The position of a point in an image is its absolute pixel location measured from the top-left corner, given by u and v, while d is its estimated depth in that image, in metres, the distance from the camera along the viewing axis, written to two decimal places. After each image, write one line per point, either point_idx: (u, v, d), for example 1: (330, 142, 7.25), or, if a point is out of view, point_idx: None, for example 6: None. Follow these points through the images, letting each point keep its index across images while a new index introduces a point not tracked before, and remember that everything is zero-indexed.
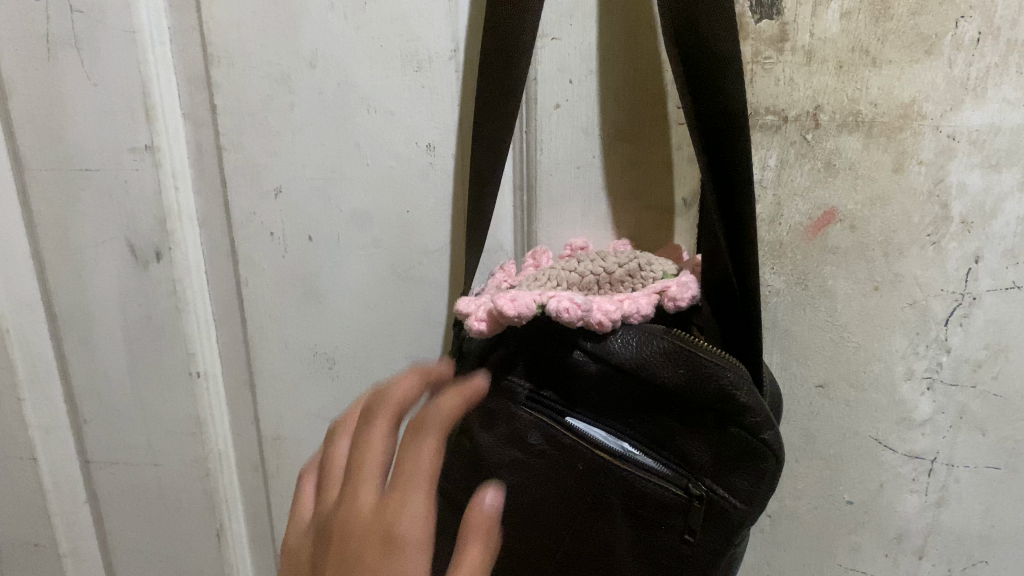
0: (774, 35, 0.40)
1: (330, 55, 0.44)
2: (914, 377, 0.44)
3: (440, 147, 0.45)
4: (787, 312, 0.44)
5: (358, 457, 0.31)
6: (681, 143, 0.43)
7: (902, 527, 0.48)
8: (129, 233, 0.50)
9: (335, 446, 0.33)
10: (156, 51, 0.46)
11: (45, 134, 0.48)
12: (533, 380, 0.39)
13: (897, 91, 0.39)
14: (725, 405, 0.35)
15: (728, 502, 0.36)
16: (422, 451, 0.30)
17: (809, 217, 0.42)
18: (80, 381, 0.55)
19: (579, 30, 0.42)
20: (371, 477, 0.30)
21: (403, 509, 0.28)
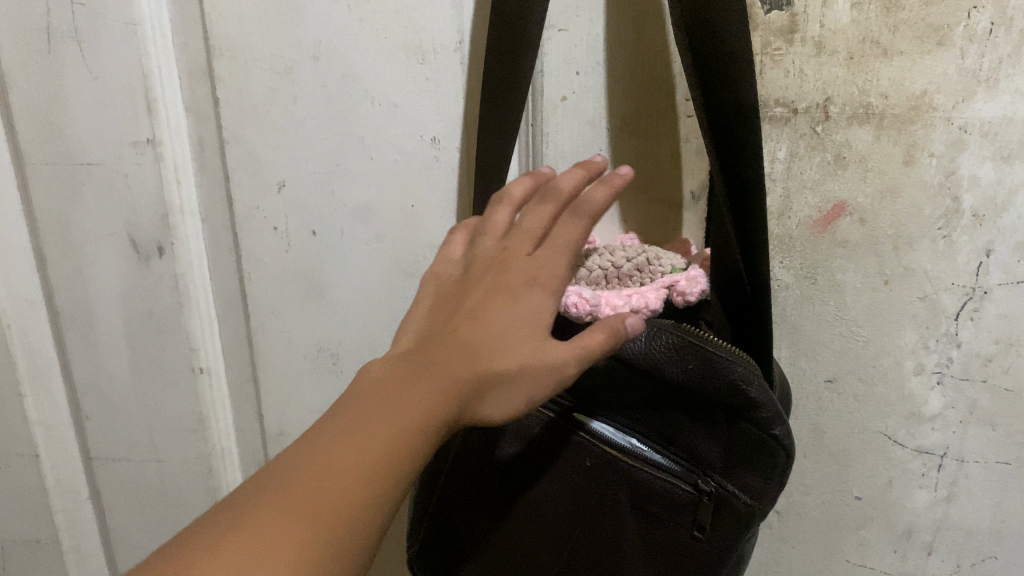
0: (784, 25, 0.40)
1: (333, 47, 0.43)
2: (924, 371, 0.44)
3: (445, 139, 0.45)
4: (796, 306, 0.45)
5: (511, 231, 0.31)
6: (688, 135, 0.43)
7: (911, 522, 0.47)
8: (131, 228, 0.49)
9: (499, 206, 0.32)
10: (157, 44, 0.45)
11: (45, 129, 0.47)
12: None
13: (908, 82, 0.39)
14: (736, 401, 0.34)
15: (737, 498, 0.36)
16: (573, 232, 0.30)
17: (819, 210, 0.42)
18: (82, 377, 0.55)
19: (586, 20, 0.41)
20: (528, 236, 0.30)
21: (532, 306, 0.29)
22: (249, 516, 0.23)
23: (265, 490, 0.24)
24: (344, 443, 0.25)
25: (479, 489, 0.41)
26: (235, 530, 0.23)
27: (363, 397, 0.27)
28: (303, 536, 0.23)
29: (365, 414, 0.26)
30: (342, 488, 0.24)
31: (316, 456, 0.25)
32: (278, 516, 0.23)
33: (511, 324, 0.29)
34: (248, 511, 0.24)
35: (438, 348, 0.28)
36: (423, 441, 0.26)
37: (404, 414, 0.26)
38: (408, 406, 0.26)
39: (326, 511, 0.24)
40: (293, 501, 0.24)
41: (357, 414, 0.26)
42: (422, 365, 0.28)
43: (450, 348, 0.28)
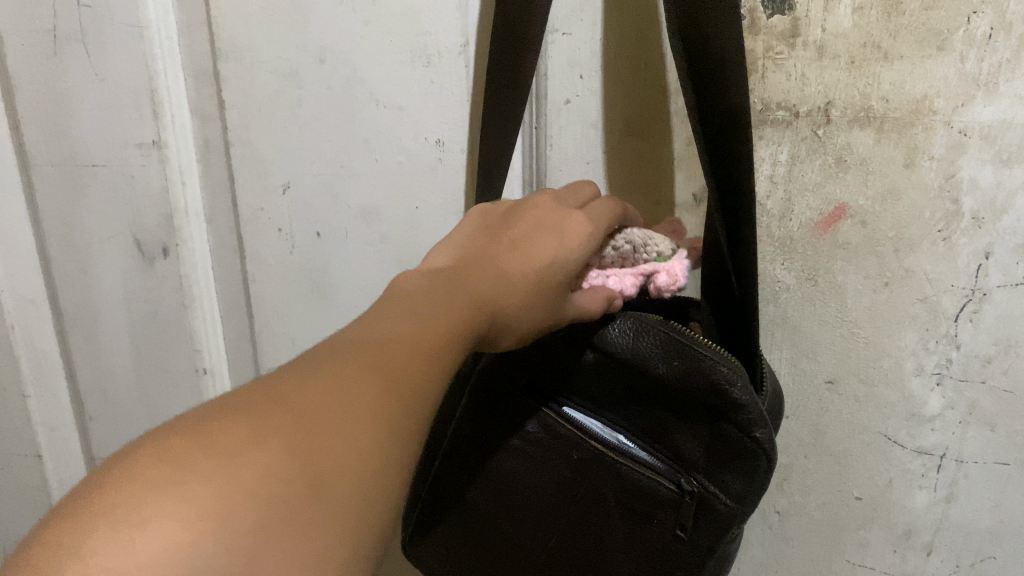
0: (785, 30, 0.40)
1: (337, 50, 0.44)
2: (924, 373, 0.44)
3: (449, 141, 0.44)
4: (797, 307, 0.45)
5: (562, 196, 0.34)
6: (688, 139, 0.42)
7: (911, 522, 0.48)
8: (135, 229, 0.49)
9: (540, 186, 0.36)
10: (163, 46, 0.45)
11: (50, 130, 0.47)
12: (530, 368, 0.38)
13: (909, 86, 0.39)
14: (719, 400, 0.33)
15: (717, 499, 0.35)
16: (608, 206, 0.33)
17: (820, 212, 0.42)
18: (86, 377, 0.55)
19: (589, 24, 0.41)
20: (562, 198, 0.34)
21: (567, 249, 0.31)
22: (334, 380, 0.22)
23: (345, 358, 0.23)
24: (409, 340, 0.25)
25: (471, 477, 0.40)
26: (326, 388, 0.22)
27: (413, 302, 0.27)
28: (388, 408, 0.23)
29: (425, 317, 0.26)
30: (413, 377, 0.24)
31: (388, 345, 0.24)
32: (366, 385, 0.23)
33: (535, 254, 0.31)
34: (334, 373, 0.22)
35: (479, 271, 0.30)
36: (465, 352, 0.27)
37: (452, 323, 0.27)
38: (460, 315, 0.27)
39: (404, 388, 0.24)
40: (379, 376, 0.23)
41: (412, 317, 0.26)
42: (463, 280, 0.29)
43: (491, 273, 0.30)
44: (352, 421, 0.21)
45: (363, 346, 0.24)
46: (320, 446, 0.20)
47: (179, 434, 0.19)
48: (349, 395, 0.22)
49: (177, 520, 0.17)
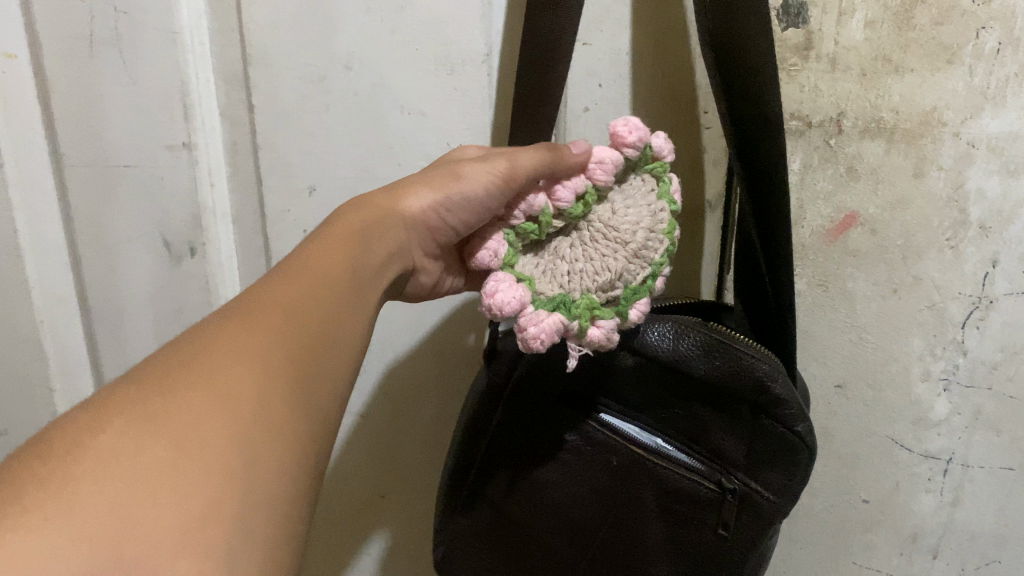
0: (799, 43, 0.41)
1: (365, 57, 0.45)
2: (931, 378, 0.45)
3: (470, 147, 0.46)
4: (808, 312, 0.46)
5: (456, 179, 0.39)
6: (709, 145, 0.45)
7: (917, 526, 0.49)
8: (164, 228, 0.52)
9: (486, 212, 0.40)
10: (196, 53, 0.49)
11: (82, 130, 0.47)
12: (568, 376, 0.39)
13: (919, 98, 0.40)
14: (760, 397, 0.36)
15: (760, 495, 0.38)
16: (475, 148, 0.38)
17: (831, 221, 0.44)
18: (111, 374, 0.56)
19: (609, 33, 0.42)
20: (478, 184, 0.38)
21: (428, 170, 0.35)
22: (209, 364, 0.24)
23: (220, 341, 0.25)
24: (284, 305, 0.27)
25: (508, 488, 0.41)
26: (203, 373, 0.24)
27: (291, 276, 0.29)
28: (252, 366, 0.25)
29: (298, 287, 0.28)
30: (295, 340, 0.26)
31: (263, 315, 0.26)
32: (242, 359, 0.24)
33: (399, 192, 0.34)
34: (208, 358, 0.24)
35: (345, 226, 0.32)
36: (356, 316, 0.30)
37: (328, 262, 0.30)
38: (348, 278, 0.30)
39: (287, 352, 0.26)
40: (259, 348, 0.25)
41: (287, 286, 0.28)
42: (346, 238, 0.31)
43: (359, 219, 0.32)
44: (230, 398, 0.23)
45: (236, 324, 0.26)
46: (191, 434, 0.22)
47: (52, 451, 0.21)
48: (225, 374, 0.24)
49: (72, 526, 0.19)
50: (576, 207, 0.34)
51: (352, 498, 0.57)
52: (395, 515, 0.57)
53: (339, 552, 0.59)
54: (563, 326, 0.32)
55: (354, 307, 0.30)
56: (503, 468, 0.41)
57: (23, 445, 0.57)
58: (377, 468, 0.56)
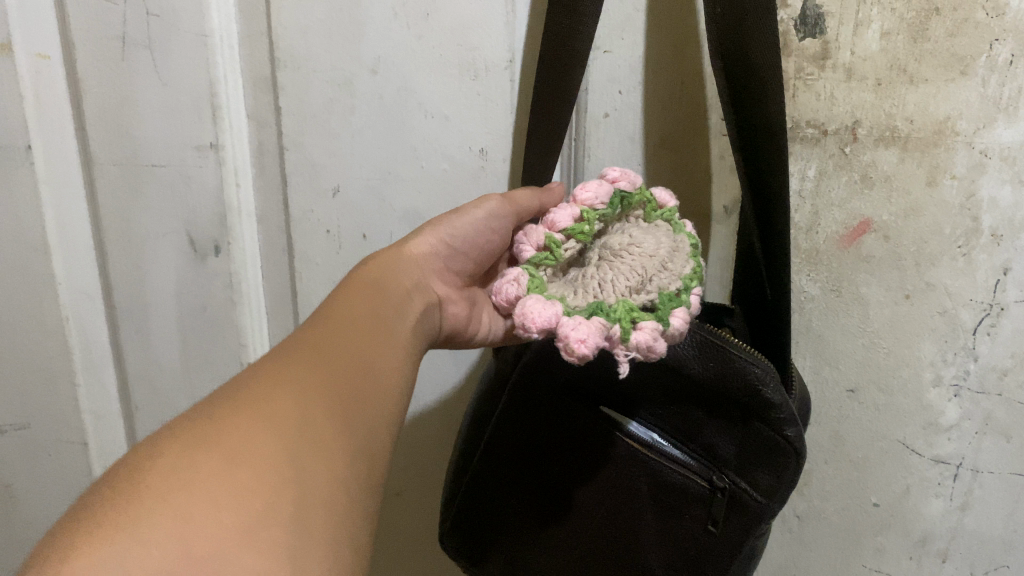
0: (816, 52, 0.43)
1: (390, 62, 0.46)
2: (942, 384, 0.46)
3: (491, 151, 0.47)
4: (821, 317, 0.47)
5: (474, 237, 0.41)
6: (722, 153, 0.45)
7: (927, 530, 0.49)
8: (191, 226, 0.52)
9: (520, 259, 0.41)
10: (224, 54, 0.48)
11: (113, 130, 0.50)
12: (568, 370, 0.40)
13: (933, 108, 0.41)
14: (752, 400, 0.36)
15: (749, 494, 0.38)
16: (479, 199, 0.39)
17: (845, 227, 0.45)
18: (135, 369, 0.57)
19: (630, 42, 0.44)
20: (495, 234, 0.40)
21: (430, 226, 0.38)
22: (261, 400, 0.26)
23: (270, 381, 0.27)
24: (324, 350, 0.30)
25: (507, 476, 0.42)
26: (255, 407, 0.26)
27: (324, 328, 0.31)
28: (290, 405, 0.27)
29: (333, 332, 0.31)
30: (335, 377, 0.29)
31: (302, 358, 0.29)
32: (289, 392, 0.27)
33: (405, 241, 0.38)
34: (259, 397, 0.26)
35: (365, 276, 0.35)
36: (387, 354, 0.32)
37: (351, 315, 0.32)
38: (373, 317, 0.33)
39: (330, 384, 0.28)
40: (304, 382, 0.28)
41: (324, 333, 0.31)
42: (366, 285, 0.34)
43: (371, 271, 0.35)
44: (283, 426, 0.25)
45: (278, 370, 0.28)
46: (247, 458, 0.24)
47: (119, 481, 0.22)
48: (277, 407, 0.26)
49: (148, 534, 0.20)
50: (577, 225, 0.35)
51: None
52: (413, 511, 0.58)
53: None
54: (601, 329, 0.31)
55: (383, 343, 0.32)
56: (502, 453, 0.42)
57: (48, 436, 0.59)
58: (396, 466, 0.57)
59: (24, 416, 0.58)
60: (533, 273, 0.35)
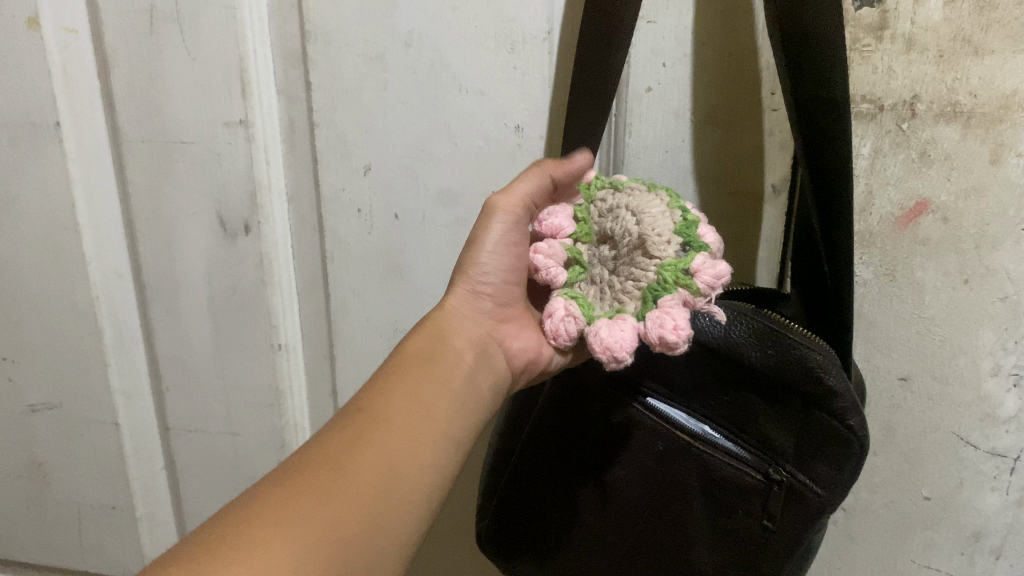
0: (874, 22, 0.39)
1: (425, 34, 0.44)
2: (1001, 373, 0.44)
3: (528, 127, 0.46)
4: (874, 303, 0.44)
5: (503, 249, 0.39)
6: (772, 130, 0.43)
7: (981, 525, 0.47)
8: (220, 205, 0.51)
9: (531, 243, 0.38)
10: (254, 27, 0.46)
11: (141, 106, 0.49)
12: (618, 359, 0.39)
13: (999, 81, 0.39)
14: (812, 389, 0.35)
15: (808, 488, 0.36)
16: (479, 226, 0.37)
17: (901, 208, 0.42)
18: (164, 350, 0.57)
19: (675, 13, 0.42)
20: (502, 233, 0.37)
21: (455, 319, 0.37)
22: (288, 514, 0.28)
23: (311, 471, 0.29)
24: (365, 455, 0.30)
25: (551, 466, 0.41)
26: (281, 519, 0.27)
27: (355, 417, 0.32)
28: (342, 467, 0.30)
29: (387, 453, 0.31)
30: (359, 484, 0.29)
31: (337, 452, 0.30)
32: (305, 502, 0.28)
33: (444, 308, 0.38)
34: (330, 458, 0.30)
35: (410, 350, 0.36)
36: (433, 431, 0.33)
37: (409, 400, 0.33)
38: (422, 397, 0.33)
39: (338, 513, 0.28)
40: (326, 495, 0.28)
41: (380, 440, 0.31)
42: (406, 366, 0.35)
43: (420, 353, 0.35)
44: (339, 479, 0.29)
45: (312, 463, 0.30)
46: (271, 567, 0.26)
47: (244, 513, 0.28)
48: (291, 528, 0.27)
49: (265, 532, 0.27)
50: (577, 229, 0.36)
51: None
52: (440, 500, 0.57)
53: None
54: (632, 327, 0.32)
55: (427, 421, 0.33)
56: (549, 446, 0.41)
57: (80, 416, 0.59)
58: None
59: (57, 396, 0.58)
60: (574, 293, 0.34)
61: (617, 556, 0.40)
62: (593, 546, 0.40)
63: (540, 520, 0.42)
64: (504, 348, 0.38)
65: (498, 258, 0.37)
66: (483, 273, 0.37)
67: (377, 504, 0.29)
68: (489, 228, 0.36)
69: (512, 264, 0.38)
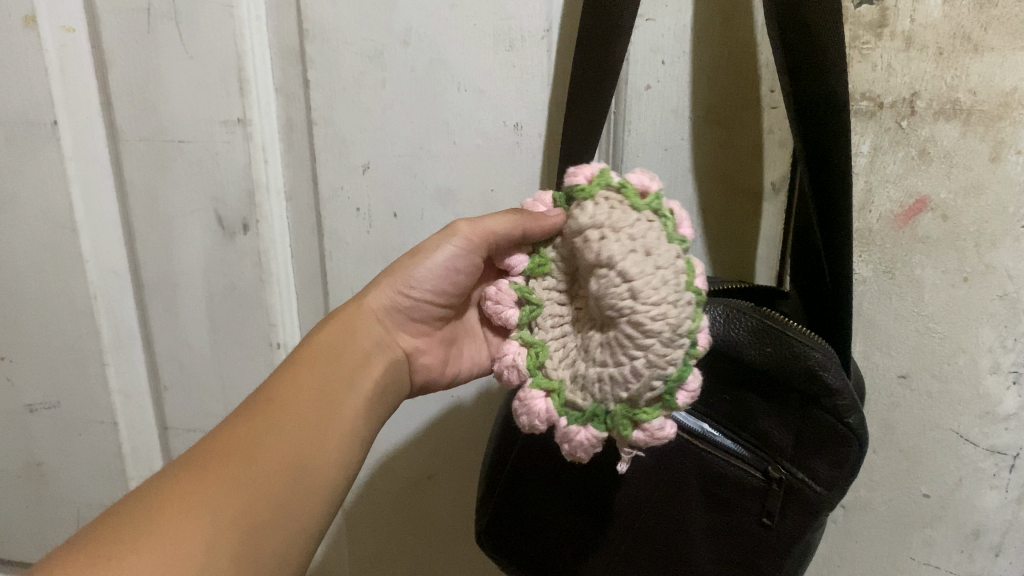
0: (873, 20, 0.40)
1: (423, 32, 0.44)
2: (1000, 371, 0.44)
3: (527, 125, 0.46)
4: (873, 300, 0.44)
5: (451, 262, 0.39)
6: (772, 128, 0.43)
7: (980, 523, 0.47)
8: (218, 204, 0.51)
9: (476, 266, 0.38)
10: (252, 25, 0.46)
11: (139, 105, 0.49)
12: None
13: (999, 79, 0.39)
14: (812, 387, 0.35)
15: (808, 486, 0.36)
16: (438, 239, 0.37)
17: (900, 205, 0.42)
18: (162, 349, 0.56)
19: (675, 10, 0.42)
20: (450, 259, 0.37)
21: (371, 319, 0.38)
22: (192, 495, 0.29)
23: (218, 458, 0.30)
24: (274, 441, 0.31)
25: (550, 465, 0.41)
26: (186, 502, 0.28)
27: (264, 403, 0.33)
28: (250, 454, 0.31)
29: (295, 438, 0.32)
30: (266, 469, 0.30)
31: (246, 438, 0.31)
32: (212, 489, 0.29)
33: (365, 300, 0.38)
34: (238, 444, 0.31)
35: (322, 340, 0.36)
36: (342, 416, 0.34)
37: (316, 385, 0.34)
38: (332, 386, 0.34)
39: (247, 499, 0.29)
40: (233, 479, 0.30)
41: (286, 427, 0.32)
42: (316, 355, 0.36)
43: (330, 341, 0.36)
44: (246, 465, 0.30)
45: (219, 449, 0.31)
46: (175, 545, 0.27)
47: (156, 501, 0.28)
48: (194, 509, 0.28)
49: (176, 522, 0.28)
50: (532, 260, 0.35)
51: (399, 479, 0.56)
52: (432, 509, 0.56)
53: (384, 542, 0.58)
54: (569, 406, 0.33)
55: (337, 406, 0.34)
56: (545, 447, 0.41)
57: (79, 415, 0.59)
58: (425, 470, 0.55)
59: (55, 395, 0.58)
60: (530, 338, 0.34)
61: (617, 555, 0.40)
62: (592, 545, 0.40)
63: (538, 518, 0.42)
64: (407, 360, 0.39)
65: (437, 278, 0.37)
66: (414, 286, 0.38)
67: (286, 487, 0.30)
68: (441, 245, 0.37)
69: (445, 287, 0.38)
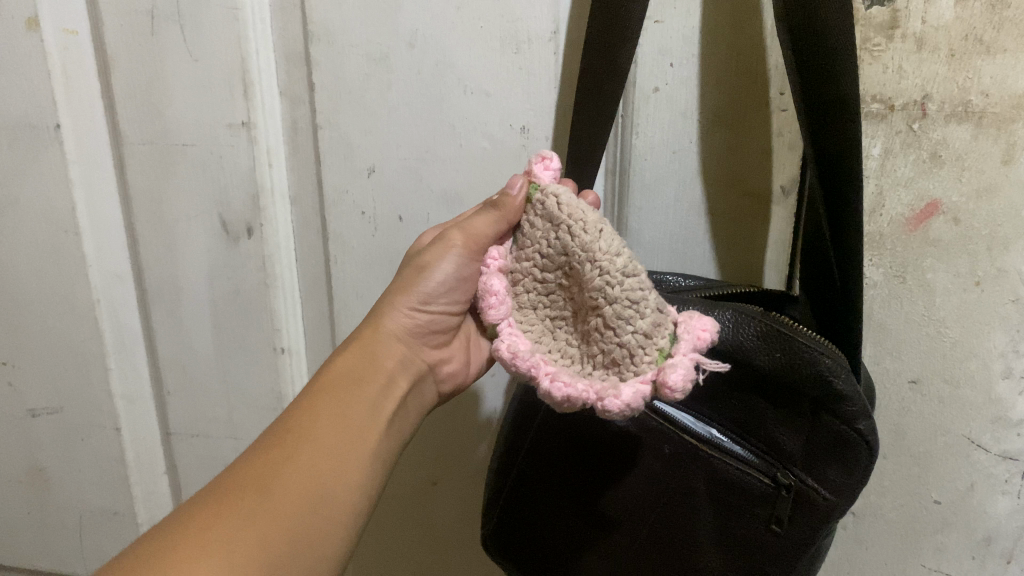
0: (884, 21, 0.39)
1: (430, 35, 0.44)
2: (1012, 375, 0.43)
3: (535, 128, 0.45)
4: (884, 304, 0.44)
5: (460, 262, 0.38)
6: (781, 130, 0.43)
7: (991, 529, 0.47)
8: (221, 208, 0.50)
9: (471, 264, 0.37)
10: (257, 27, 0.46)
11: (142, 108, 0.49)
12: None
13: (1011, 81, 0.38)
14: (820, 392, 0.34)
15: (817, 493, 0.36)
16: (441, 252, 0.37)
17: (911, 208, 0.42)
18: (165, 354, 0.56)
19: (683, 12, 0.41)
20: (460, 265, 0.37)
21: (391, 338, 0.37)
22: (204, 537, 0.28)
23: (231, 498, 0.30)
24: (290, 470, 0.31)
25: (555, 468, 0.41)
26: (200, 542, 0.28)
27: (281, 438, 0.32)
28: (265, 492, 0.30)
29: (310, 474, 0.31)
30: (280, 508, 0.30)
31: (260, 475, 0.31)
32: (226, 530, 0.28)
33: (380, 318, 0.38)
34: (253, 483, 0.30)
35: (340, 369, 0.36)
36: (357, 451, 0.33)
37: (334, 420, 0.33)
38: (350, 418, 0.34)
39: (263, 541, 0.29)
40: (243, 518, 0.29)
41: (302, 463, 0.31)
42: (333, 386, 0.35)
43: (348, 372, 0.36)
44: (260, 505, 0.30)
45: (233, 487, 0.30)
46: None
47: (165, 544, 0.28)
48: (207, 555, 0.28)
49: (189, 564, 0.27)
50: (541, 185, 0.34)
51: (403, 485, 0.55)
52: (436, 517, 0.56)
53: (391, 547, 0.57)
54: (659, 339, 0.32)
55: (351, 439, 0.33)
56: (551, 454, 0.41)
57: (81, 421, 0.58)
58: (429, 477, 0.55)
59: (58, 400, 0.58)
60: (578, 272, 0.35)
61: (623, 560, 0.40)
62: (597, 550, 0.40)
63: (543, 523, 0.42)
64: (433, 372, 0.40)
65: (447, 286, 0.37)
66: (426, 299, 0.37)
67: (301, 526, 0.30)
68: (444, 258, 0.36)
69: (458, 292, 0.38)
